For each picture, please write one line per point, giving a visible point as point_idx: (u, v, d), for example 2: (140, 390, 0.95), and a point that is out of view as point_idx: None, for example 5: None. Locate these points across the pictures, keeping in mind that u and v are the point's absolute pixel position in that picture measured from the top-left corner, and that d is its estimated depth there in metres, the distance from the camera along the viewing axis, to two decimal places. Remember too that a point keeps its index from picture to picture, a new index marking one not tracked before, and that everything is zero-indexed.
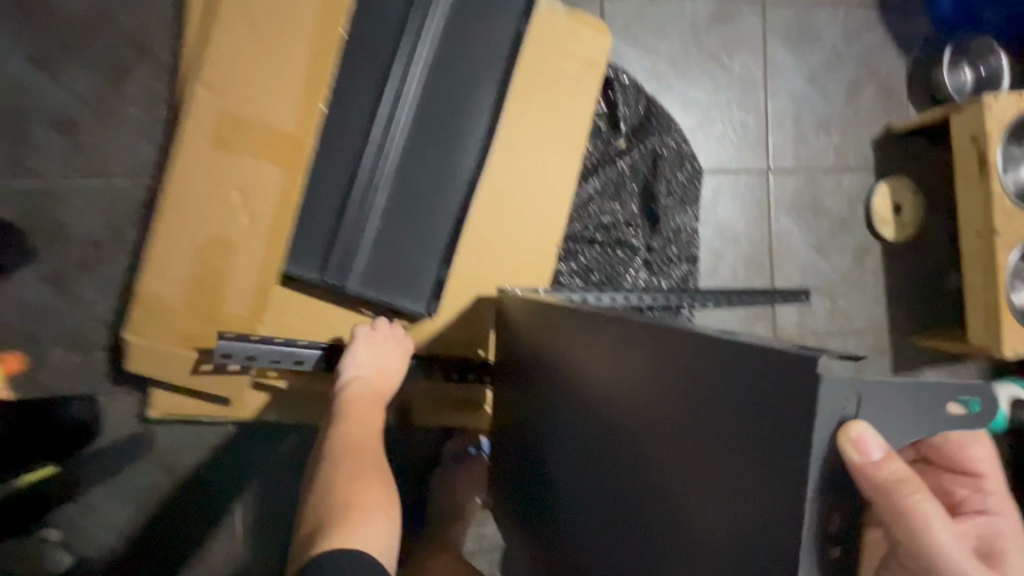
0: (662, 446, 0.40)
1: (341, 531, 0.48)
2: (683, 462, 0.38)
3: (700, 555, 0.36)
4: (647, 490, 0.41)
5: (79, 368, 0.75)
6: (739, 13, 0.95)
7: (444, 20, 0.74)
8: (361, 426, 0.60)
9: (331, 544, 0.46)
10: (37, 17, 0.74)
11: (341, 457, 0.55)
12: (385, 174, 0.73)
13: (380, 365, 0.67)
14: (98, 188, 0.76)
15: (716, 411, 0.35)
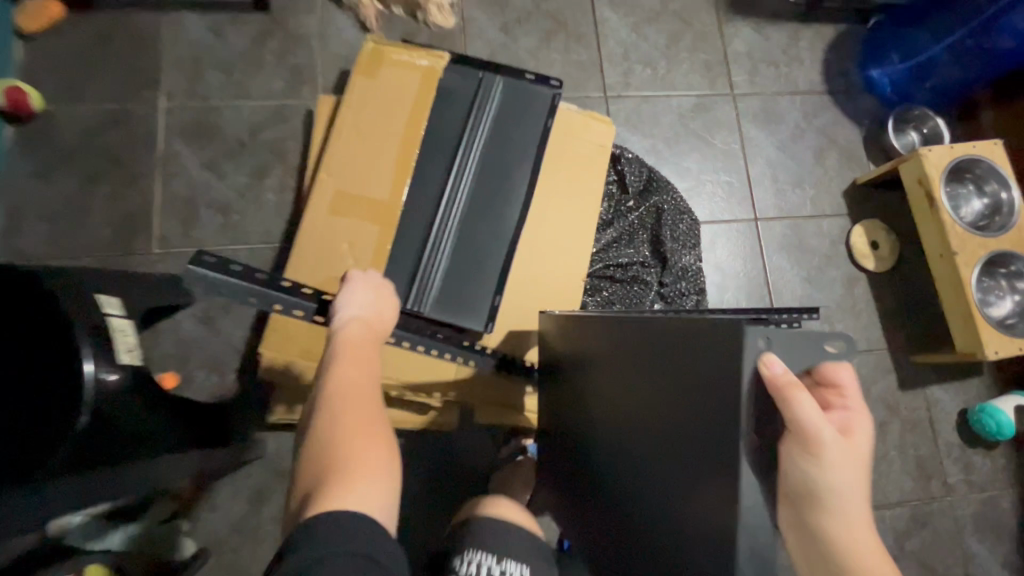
0: (665, 400, 0.52)
1: (338, 488, 0.47)
2: (677, 407, 0.51)
3: (691, 472, 0.48)
4: (663, 436, 0.52)
5: (216, 386, 0.97)
6: (716, 104, 1.23)
7: (492, 120, 1.02)
8: (357, 375, 0.56)
9: (327, 501, 0.46)
10: (212, 138, 1.07)
11: (333, 411, 0.52)
12: (451, 228, 0.98)
13: (377, 308, 0.64)
14: (241, 251, 1.03)
15: (691, 363, 0.49)
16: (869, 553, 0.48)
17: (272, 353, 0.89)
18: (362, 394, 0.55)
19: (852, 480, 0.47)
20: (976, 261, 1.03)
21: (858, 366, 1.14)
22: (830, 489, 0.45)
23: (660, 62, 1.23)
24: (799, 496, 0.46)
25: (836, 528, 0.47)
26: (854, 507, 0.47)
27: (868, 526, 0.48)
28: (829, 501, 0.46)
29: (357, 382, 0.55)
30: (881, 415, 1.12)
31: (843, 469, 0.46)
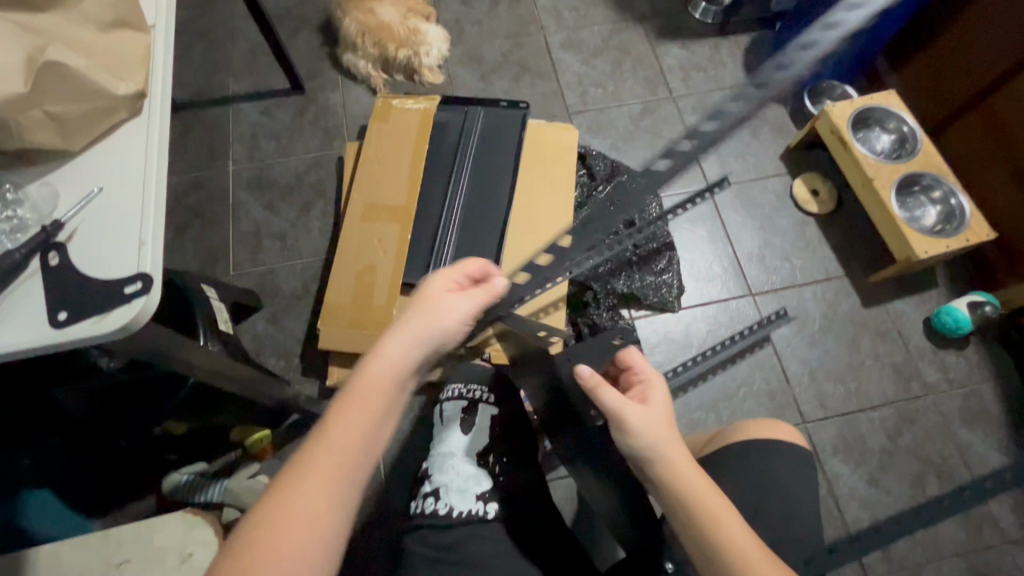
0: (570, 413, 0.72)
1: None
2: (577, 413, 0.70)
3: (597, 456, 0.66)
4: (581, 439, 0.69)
5: (285, 369, 1.22)
6: (660, 106, 1.51)
7: (478, 136, 1.31)
8: (339, 436, 0.54)
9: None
10: (269, 186, 1.39)
11: (287, 475, 0.52)
12: (455, 217, 1.23)
13: (436, 319, 0.61)
14: (296, 265, 1.31)
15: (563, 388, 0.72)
16: (717, 507, 0.57)
17: (328, 326, 1.14)
18: (303, 488, 0.50)
19: (672, 444, 0.60)
20: (891, 184, 1.23)
21: (821, 294, 1.30)
22: (653, 451, 0.59)
23: (609, 83, 1.54)
24: (641, 466, 0.60)
25: (672, 481, 0.58)
26: (681, 462, 0.58)
27: (706, 481, 0.58)
28: (657, 460, 0.59)
29: (307, 468, 0.51)
30: (851, 331, 1.27)
31: (655, 435, 0.59)
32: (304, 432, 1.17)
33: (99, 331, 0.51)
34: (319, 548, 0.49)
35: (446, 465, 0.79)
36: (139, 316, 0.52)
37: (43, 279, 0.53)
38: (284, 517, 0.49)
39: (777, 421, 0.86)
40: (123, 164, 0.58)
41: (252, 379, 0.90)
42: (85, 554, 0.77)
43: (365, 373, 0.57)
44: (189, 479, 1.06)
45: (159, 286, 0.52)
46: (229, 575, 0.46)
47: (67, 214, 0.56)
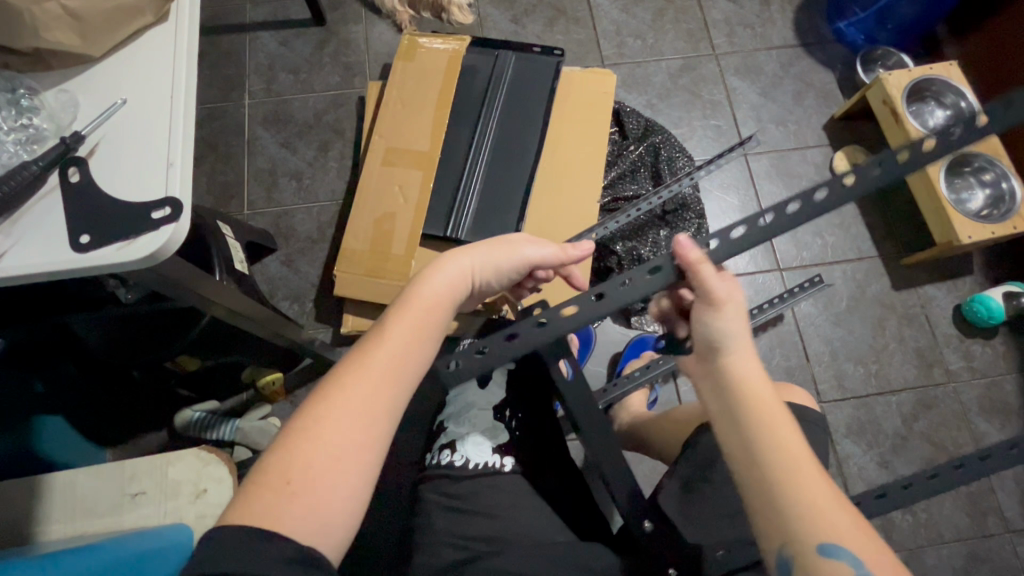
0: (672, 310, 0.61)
1: (275, 496, 0.44)
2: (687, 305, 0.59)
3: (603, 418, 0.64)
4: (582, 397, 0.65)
5: (299, 314, 1.20)
6: (701, 63, 1.42)
7: (509, 83, 1.24)
8: (386, 355, 0.52)
9: (253, 512, 0.43)
10: (285, 123, 1.33)
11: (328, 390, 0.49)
12: (479, 169, 1.18)
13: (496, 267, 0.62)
14: (312, 208, 1.27)
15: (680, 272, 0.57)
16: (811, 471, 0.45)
17: (345, 273, 1.11)
18: (359, 391, 0.49)
19: (748, 342, 0.51)
20: (942, 162, 1.17)
21: (852, 273, 1.26)
22: (729, 334, 0.51)
23: (648, 34, 1.44)
24: (702, 354, 0.53)
25: (732, 368, 0.50)
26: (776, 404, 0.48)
27: (767, 383, 0.50)
28: (726, 345, 0.51)
29: (345, 382, 0.50)
30: (879, 313, 1.24)
31: (737, 319, 0.52)
32: (317, 376, 1.16)
33: (120, 258, 0.47)
34: (373, 452, 0.48)
35: (462, 417, 0.75)
36: (167, 245, 0.48)
37: (63, 195, 0.50)
38: (334, 417, 0.47)
39: (787, 385, 0.83)
40: (150, 77, 0.54)
41: (271, 320, 0.89)
42: (103, 483, 0.77)
43: (417, 291, 0.56)
44: (201, 416, 1.07)
45: (189, 215, 0.49)
46: (287, 465, 0.45)
47: (88, 127, 0.52)
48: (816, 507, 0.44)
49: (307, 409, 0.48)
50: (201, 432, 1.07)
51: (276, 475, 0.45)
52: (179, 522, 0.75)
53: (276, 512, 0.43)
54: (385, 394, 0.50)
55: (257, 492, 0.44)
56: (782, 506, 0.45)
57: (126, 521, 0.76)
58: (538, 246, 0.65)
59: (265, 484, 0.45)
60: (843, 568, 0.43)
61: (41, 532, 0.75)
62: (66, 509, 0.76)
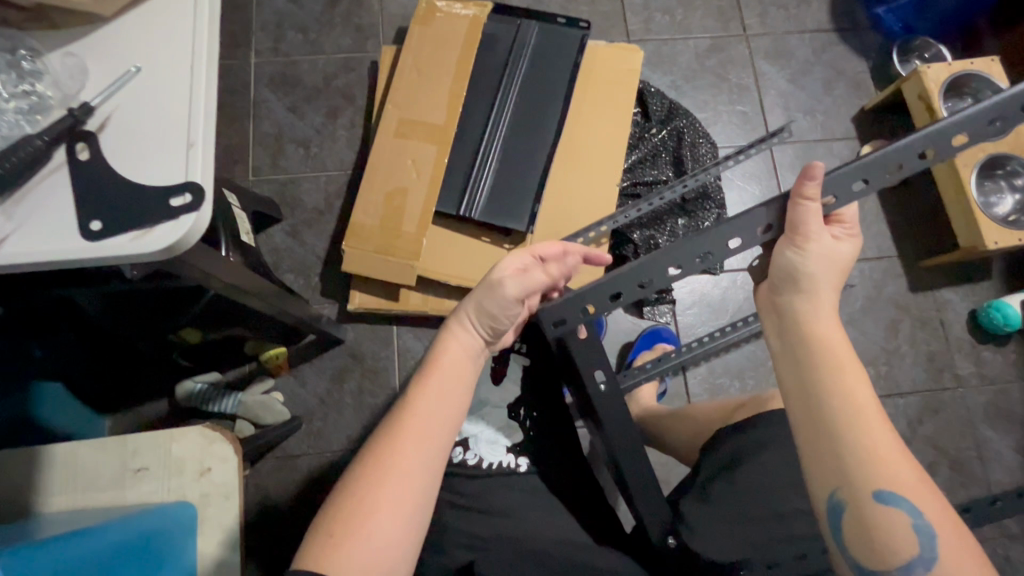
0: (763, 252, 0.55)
1: (327, 546, 0.46)
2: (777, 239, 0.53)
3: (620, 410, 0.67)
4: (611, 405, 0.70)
5: (304, 287, 1.17)
6: (729, 44, 1.36)
7: (531, 55, 1.17)
8: (423, 412, 0.52)
9: (312, 557, 0.46)
10: (292, 86, 1.27)
11: (377, 443, 0.51)
12: (496, 147, 1.13)
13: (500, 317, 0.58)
14: (319, 177, 1.22)
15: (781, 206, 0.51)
16: (878, 429, 0.45)
17: (353, 248, 1.07)
18: (392, 450, 0.50)
19: (830, 282, 0.49)
20: (974, 163, 1.13)
21: (869, 272, 1.24)
22: (810, 276, 0.48)
23: (677, 10, 1.37)
24: (775, 292, 0.50)
25: (806, 311, 0.48)
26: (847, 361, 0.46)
27: (836, 325, 0.48)
28: (804, 286, 0.48)
29: (386, 438, 0.51)
30: (893, 315, 1.22)
31: (817, 266, 0.48)
32: (320, 352, 1.14)
33: (134, 248, 0.44)
34: (410, 506, 0.48)
35: (476, 415, 0.74)
36: (186, 238, 0.45)
37: (69, 175, 0.47)
38: (380, 472, 0.48)
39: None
40: (165, 42, 0.50)
41: (276, 296, 0.85)
42: (104, 457, 0.75)
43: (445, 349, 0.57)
44: (204, 388, 1.06)
45: (211, 202, 0.45)
46: (330, 521, 0.47)
47: (99, 97, 0.48)
48: (879, 456, 0.44)
49: (348, 470, 0.50)
50: (203, 404, 1.05)
51: (323, 532, 0.47)
52: (180, 499, 0.74)
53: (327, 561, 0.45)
54: (418, 451, 0.50)
55: (311, 543, 0.47)
56: (846, 457, 0.44)
57: (128, 496, 0.74)
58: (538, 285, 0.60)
59: (320, 536, 0.47)
60: (897, 512, 0.43)
61: (42, 504, 0.73)
62: (66, 482, 0.74)
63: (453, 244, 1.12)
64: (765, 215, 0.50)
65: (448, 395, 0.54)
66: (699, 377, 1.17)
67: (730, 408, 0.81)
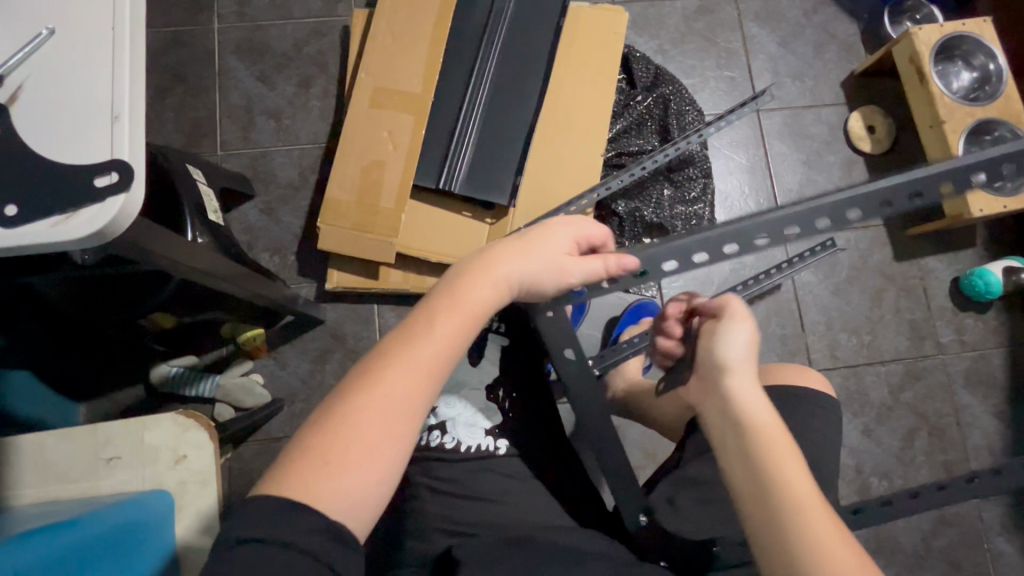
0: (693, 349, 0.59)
1: (317, 474, 0.44)
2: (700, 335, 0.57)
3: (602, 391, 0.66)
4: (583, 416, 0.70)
5: (280, 266, 1.13)
6: (718, 6, 1.31)
7: (510, 18, 1.12)
8: (430, 351, 0.50)
9: (296, 484, 0.44)
10: (259, 53, 1.20)
11: (379, 370, 0.49)
12: (475, 117, 1.09)
13: (536, 276, 0.55)
14: (292, 151, 1.17)
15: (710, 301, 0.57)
16: (819, 518, 0.45)
17: (328, 225, 1.03)
18: (402, 388, 0.48)
19: (752, 367, 0.52)
20: (963, 129, 1.11)
21: (856, 241, 1.23)
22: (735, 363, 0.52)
23: None
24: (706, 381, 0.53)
25: (740, 397, 0.51)
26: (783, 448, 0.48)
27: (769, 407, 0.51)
28: (731, 371, 0.52)
29: (393, 365, 0.49)
30: (878, 284, 1.22)
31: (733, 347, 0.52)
32: (300, 333, 1.11)
33: (54, 235, 0.41)
34: (403, 448, 0.48)
35: (454, 396, 0.72)
36: (113, 222, 0.42)
37: None
38: (382, 403, 0.47)
39: (803, 366, 0.75)
40: (84, 2, 0.47)
41: (247, 278, 0.82)
42: (72, 446, 0.73)
43: (467, 291, 0.53)
44: (179, 372, 1.03)
45: (140, 182, 0.43)
46: (328, 446, 0.45)
47: (8, 66, 0.44)
48: (823, 544, 0.44)
49: (350, 392, 0.48)
50: (179, 387, 1.03)
51: (317, 454, 0.45)
52: (158, 488, 0.72)
53: (314, 488, 0.44)
54: (424, 393, 0.49)
55: (295, 465, 0.45)
56: (793, 543, 0.44)
57: (102, 485, 0.73)
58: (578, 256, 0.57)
59: (308, 456, 0.45)
60: None
61: (13, 496, 0.72)
62: (35, 473, 0.72)
63: (432, 218, 1.08)
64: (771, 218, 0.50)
65: (457, 338, 0.52)
66: None
67: None
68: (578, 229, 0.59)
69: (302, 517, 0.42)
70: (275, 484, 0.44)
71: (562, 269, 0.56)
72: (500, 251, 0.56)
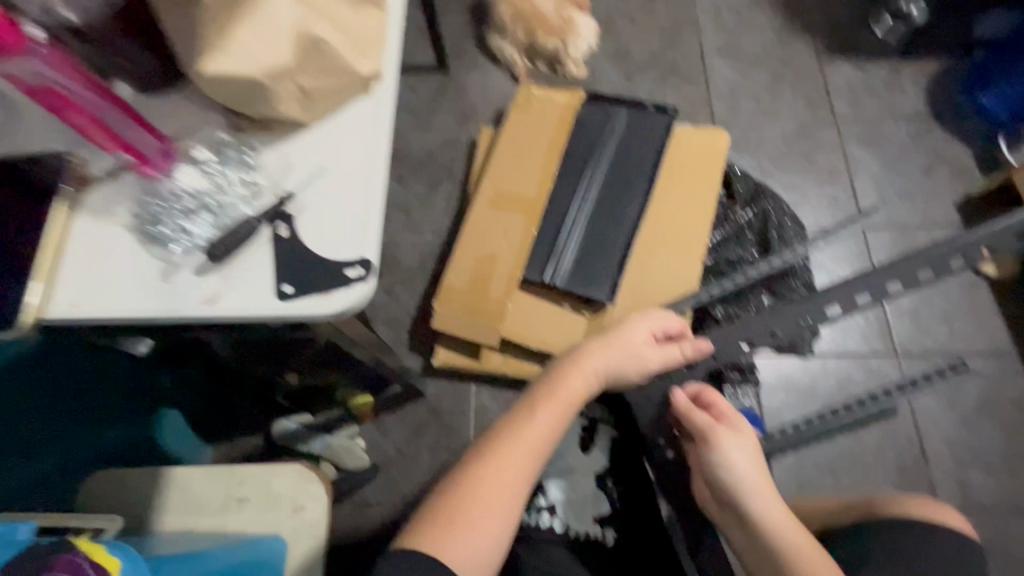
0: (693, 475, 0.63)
1: (443, 534, 0.49)
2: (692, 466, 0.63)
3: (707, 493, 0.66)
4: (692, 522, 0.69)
5: (394, 340, 1.25)
6: (818, 130, 1.37)
7: (619, 137, 1.25)
8: (538, 428, 0.56)
9: (423, 543, 0.48)
10: (400, 159, 1.42)
11: (494, 442, 0.54)
12: (581, 220, 1.19)
13: (623, 363, 0.62)
14: (417, 240, 1.34)
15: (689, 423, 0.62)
16: None
17: (442, 306, 1.14)
18: (514, 462, 0.53)
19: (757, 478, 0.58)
20: None
21: (984, 367, 1.14)
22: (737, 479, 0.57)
23: (764, 96, 1.41)
24: (725, 502, 0.59)
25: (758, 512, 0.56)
26: (809, 558, 0.53)
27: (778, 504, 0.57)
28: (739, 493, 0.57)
29: (505, 439, 0.54)
30: (1014, 417, 1.10)
31: (751, 459, 0.58)
32: (402, 404, 1.20)
33: (317, 308, 0.56)
34: (516, 515, 0.52)
35: (563, 480, 0.76)
36: (355, 302, 0.57)
37: (272, 247, 0.58)
38: (496, 470, 0.52)
39: (934, 500, 0.69)
40: (345, 138, 0.61)
41: (375, 346, 0.92)
42: (214, 482, 0.83)
43: (566, 376, 0.60)
44: (296, 429, 1.12)
45: (378, 276, 0.57)
46: (453, 510, 0.50)
47: (297, 187, 0.60)
48: None
49: (467, 461, 0.53)
50: (293, 444, 1.11)
51: (442, 519, 0.50)
52: (274, 533, 0.79)
53: (442, 546, 0.48)
54: (534, 464, 0.54)
55: (424, 525, 0.49)
56: None
57: (231, 522, 0.81)
58: (657, 345, 0.64)
59: (434, 520, 0.50)
60: None
61: (158, 522, 0.81)
62: (182, 504, 0.82)
63: (536, 308, 1.16)
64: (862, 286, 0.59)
65: (559, 417, 0.58)
66: (787, 468, 1.09)
67: (830, 509, 0.76)
68: (653, 322, 0.65)
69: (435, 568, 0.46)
70: (410, 541, 0.48)
71: (644, 356, 0.63)
72: (587, 342, 0.63)
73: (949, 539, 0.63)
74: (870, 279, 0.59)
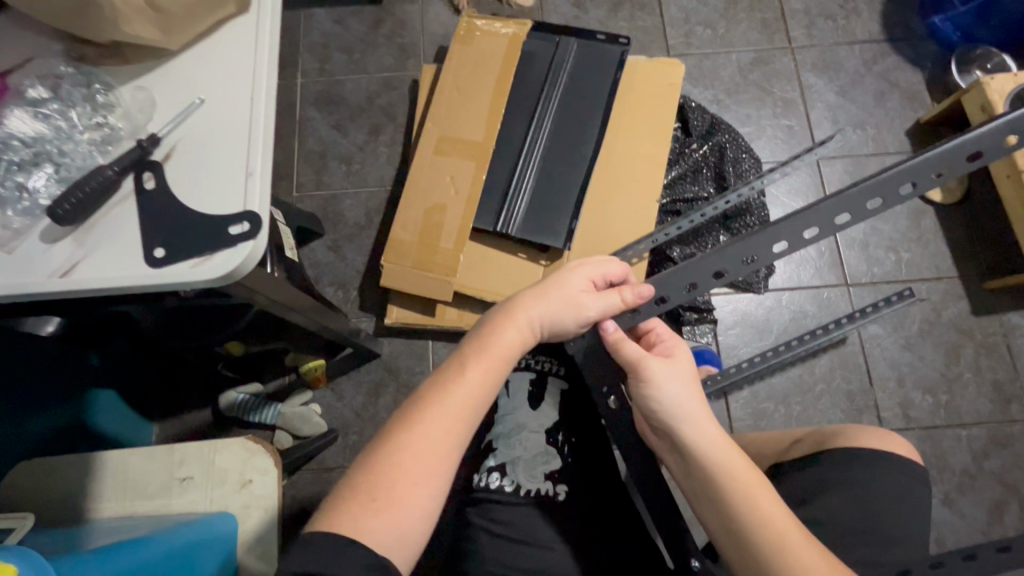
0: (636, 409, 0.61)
1: (360, 510, 0.46)
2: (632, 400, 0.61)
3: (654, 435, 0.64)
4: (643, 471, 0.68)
5: (343, 301, 1.19)
6: (775, 58, 1.32)
7: (569, 72, 1.17)
8: (465, 390, 0.52)
9: (339, 522, 0.45)
10: (335, 105, 1.30)
11: (417, 409, 0.51)
12: (533, 163, 1.13)
13: (557, 314, 0.58)
14: (360, 193, 1.25)
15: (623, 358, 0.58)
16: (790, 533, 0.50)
17: (391, 262, 1.08)
18: (436, 427, 0.50)
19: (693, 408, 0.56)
20: None
21: (928, 293, 1.17)
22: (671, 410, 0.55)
23: (719, 23, 1.34)
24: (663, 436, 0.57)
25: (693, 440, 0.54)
26: (743, 477, 0.52)
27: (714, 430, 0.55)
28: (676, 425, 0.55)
29: (428, 404, 0.51)
30: (954, 339, 1.15)
31: (680, 387, 0.56)
32: (356, 366, 1.15)
33: (196, 273, 0.50)
34: (443, 483, 0.50)
35: (514, 438, 0.73)
36: (242, 263, 0.50)
37: (136, 202, 0.52)
38: (417, 439, 0.49)
39: (880, 428, 0.71)
40: (228, 77, 0.56)
41: (316, 311, 0.86)
42: (149, 466, 0.78)
43: (496, 332, 0.56)
44: (246, 399, 1.08)
45: (265, 231, 0.50)
46: (372, 485, 0.47)
47: (167, 130, 0.54)
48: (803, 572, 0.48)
49: (388, 432, 0.50)
50: (244, 413, 1.07)
51: (363, 492, 0.47)
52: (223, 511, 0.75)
53: (361, 524, 0.45)
54: (461, 428, 0.51)
55: (342, 503, 0.47)
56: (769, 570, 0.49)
57: (173, 504, 0.76)
58: (596, 293, 0.60)
59: (352, 496, 0.47)
60: None
61: (93, 509, 0.76)
62: (116, 490, 0.77)
63: (490, 260, 1.12)
64: (822, 212, 0.54)
65: (489, 376, 0.54)
66: (742, 402, 1.12)
67: (782, 443, 0.77)
68: (591, 270, 0.61)
69: (353, 548, 0.43)
70: (325, 522, 0.45)
71: (582, 305, 0.58)
72: (520, 294, 0.59)
73: (890, 464, 0.65)
74: (825, 207, 0.54)
